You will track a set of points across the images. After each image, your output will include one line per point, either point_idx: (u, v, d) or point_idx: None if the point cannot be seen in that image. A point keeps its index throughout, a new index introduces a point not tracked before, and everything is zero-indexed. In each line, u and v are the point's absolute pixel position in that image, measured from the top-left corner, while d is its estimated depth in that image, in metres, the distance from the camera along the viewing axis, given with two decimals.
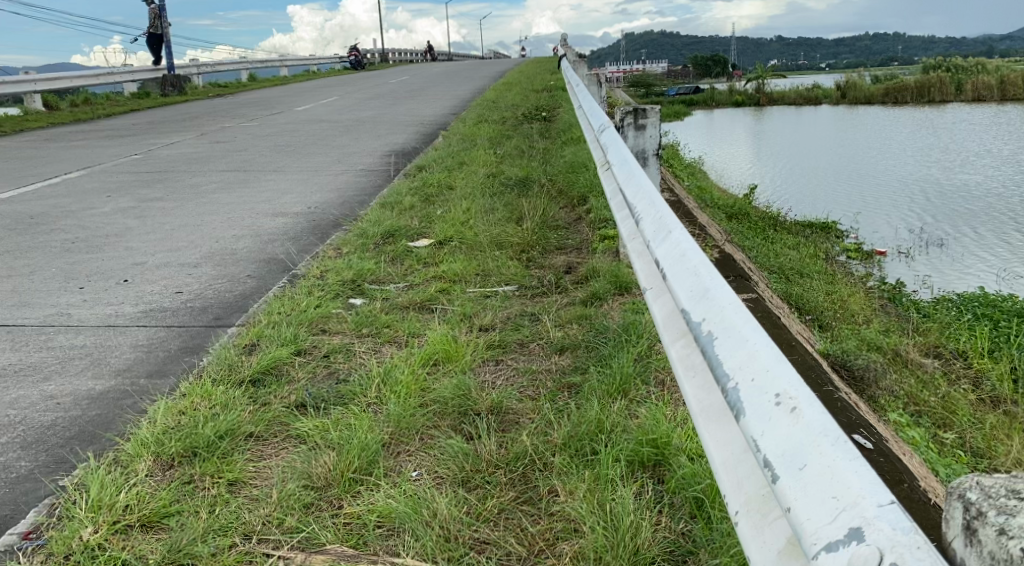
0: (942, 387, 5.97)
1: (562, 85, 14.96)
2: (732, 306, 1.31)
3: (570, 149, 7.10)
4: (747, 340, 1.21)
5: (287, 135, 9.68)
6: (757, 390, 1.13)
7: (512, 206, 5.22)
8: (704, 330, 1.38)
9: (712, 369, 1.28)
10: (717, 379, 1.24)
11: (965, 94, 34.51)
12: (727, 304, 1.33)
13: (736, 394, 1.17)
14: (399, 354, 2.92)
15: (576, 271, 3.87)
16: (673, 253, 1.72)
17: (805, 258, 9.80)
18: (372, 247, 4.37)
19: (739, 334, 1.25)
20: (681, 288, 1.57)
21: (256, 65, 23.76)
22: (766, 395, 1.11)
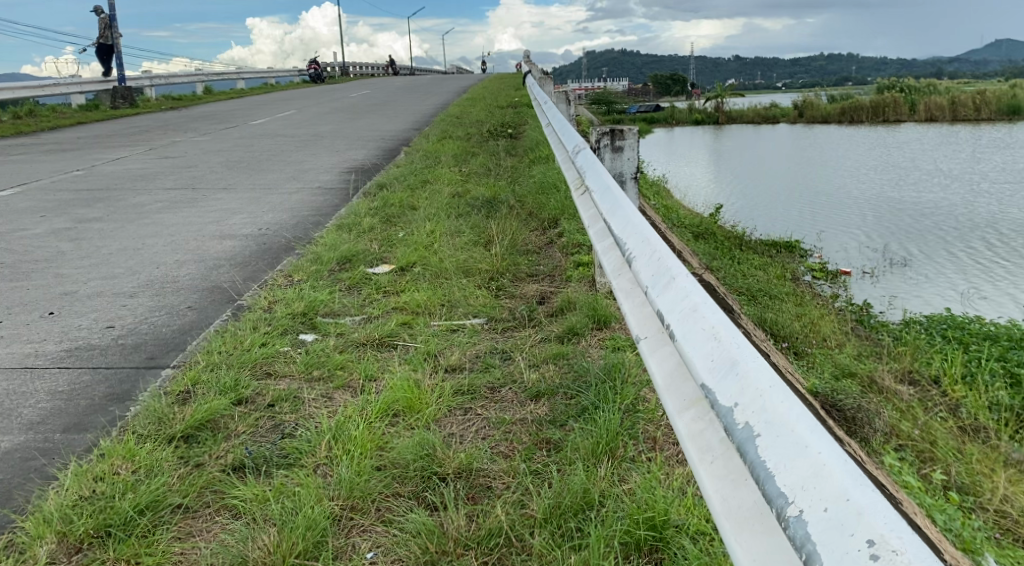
0: (919, 417, 5.80)
1: (527, 102, 14.79)
2: (788, 403, 1.08)
3: (538, 168, 6.86)
4: (817, 459, 0.99)
5: (241, 150, 9.29)
6: (841, 531, 0.91)
7: (478, 228, 4.94)
8: (740, 421, 1.14)
9: (759, 480, 1.05)
10: (773, 499, 1.01)
11: (918, 114, 35.19)
12: (779, 396, 1.10)
13: (802, 528, 0.96)
14: (353, 403, 2.61)
15: (550, 302, 3.60)
16: (680, 304, 1.46)
17: (773, 278, 9.68)
18: (327, 276, 4.05)
19: (798, 441, 1.03)
20: (695, 352, 1.32)
21: (212, 77, 23.22)
22: (852, 538, 0.89)
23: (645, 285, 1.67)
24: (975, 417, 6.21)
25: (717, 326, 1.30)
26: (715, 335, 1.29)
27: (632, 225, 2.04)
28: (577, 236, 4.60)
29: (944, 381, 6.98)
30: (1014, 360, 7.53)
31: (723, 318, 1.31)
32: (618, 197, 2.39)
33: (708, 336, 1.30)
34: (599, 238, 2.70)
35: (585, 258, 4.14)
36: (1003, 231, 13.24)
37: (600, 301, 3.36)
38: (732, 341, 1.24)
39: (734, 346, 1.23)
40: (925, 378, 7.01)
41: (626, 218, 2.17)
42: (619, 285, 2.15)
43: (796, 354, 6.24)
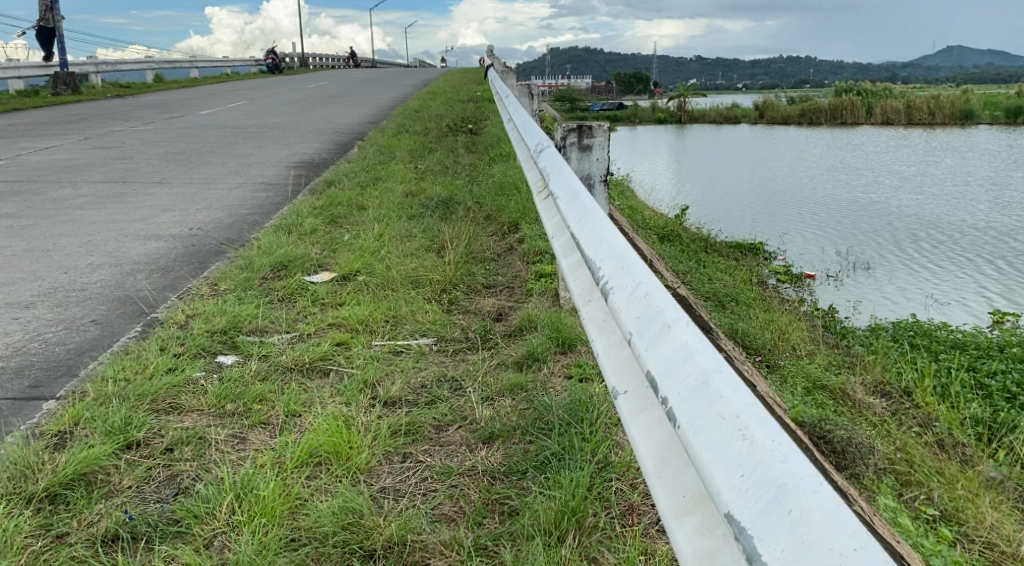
0: (893, 434, 5.50)
1: (488, 97, 14.38)
2: None
3: (499, 167, 6.45)
4: None
5: (184, 141, 8.73)
6: None
7: (431, 232, 4.52)
8: None
9: None
10: None
11: (875, 117, 35.49)
12: None
13: None
14: (270, 446, 2.18)
15: (509, 318, 3.20)
16: (690, 378, 1.07)
17: (739, 283, 9.40)
18: (258, 285, 3.59)
19: None
20: (724, 466, 0.95)
21: (162, 65, 22.34)
22: None
23: (630, 328, 1.27)
24: (949, 431, 5.93)
25: (745, 424, 0.96)
26: (743, 437, 0.95)
27: (605, 236, 1.67)
28: (539, 242, 4.20)
29: (916, 393, 6.70)
30: (985, 370, 7.30)
31: (754, 410, 0.98)
32: (588, 204, 2.01)
33: (731, 437, 0.97)
34: (564, 253, 2.33)
35: (549, 268, 3.75)
36: (964, 233, 13.14)
37: (564, 320, 2.98)
38: (776, 457, 0.92)
39: (780, 466, 0.91)
40: (896, 391, 6.73)
41: (596, 228, 1.80)
42: (589, 312, 1.79)
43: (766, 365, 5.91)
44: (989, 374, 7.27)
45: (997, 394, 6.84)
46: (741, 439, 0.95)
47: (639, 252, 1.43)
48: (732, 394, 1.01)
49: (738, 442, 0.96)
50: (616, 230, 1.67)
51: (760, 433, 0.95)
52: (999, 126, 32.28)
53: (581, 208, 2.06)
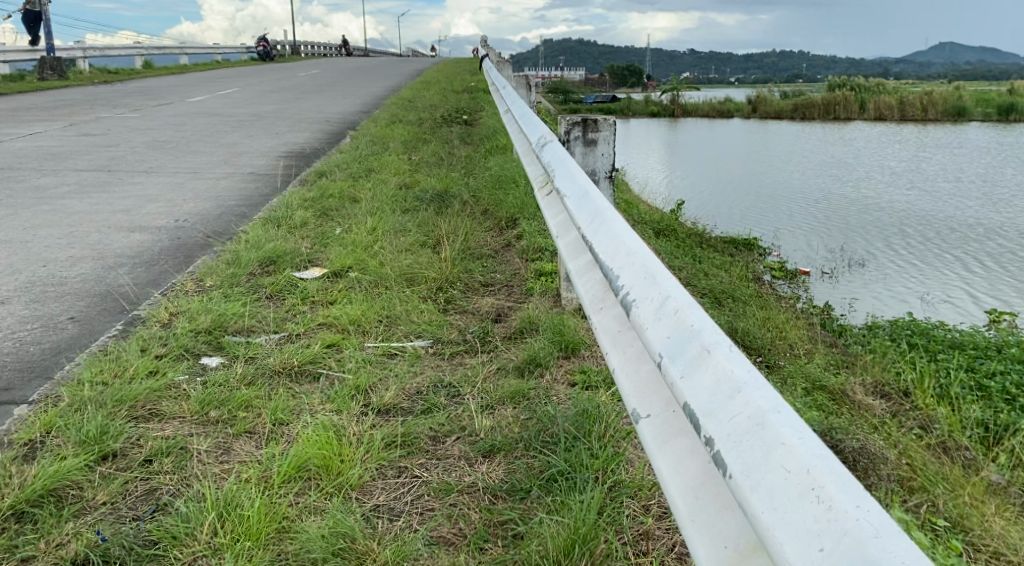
0: (894, 436, 5.39)
1: (483, 87, 14.21)
2: None
3: (494, 159, 6.30)
4: None
5: (172, 129, 8.54)
6: None
7: (426, 227, 4.38)
8: None
9: None
10: None
11: (868, 113, 35.45)
12: None
13: None
14: (255, 459, 2.04)
15: (508, 319, 3.07)
16: (743, 422, 0.94)
17: (735, 279, 9.29)
18: (246, 282, 3.44)
19: None
20: (798, 535, 0.82)
21: (151, 51, 22.03)
22: None
23: (661, 353, 1.13)
24: (950, 433, 5.83)
25: (820, 481, 0.84)
26: (819, 499, 0.83)
27: (622, 240, 1.54)
28: (538, 239, 4.06)
29: (916, 394, 6.60)
30: (984, 370, 7.22)
31: (827, 464, 0.86)
32: (601, 204, 1.87)
33: (802, 496, 0.84)
34: (571, 255, 2.20)
35: (549, 266, 3.62)
36: (960, 230, 13.06)
37: (566, 323, 2.85)
38: (860, 524, 0.80)
39: (869, 539, 0.78)
40: (895, 392, 6.63)
41: (611, 229, 1.67)
42: (601, 321, 1.67)
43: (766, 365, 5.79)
44: (988, 375, 7.18)
45: (996, 395, 6.76)
46: (816, 500, 0.83)
47: (665, 263, 1.30)
48: (797, 443, 0.89)
49: (812, 505, 0.83)
50: (635, 233, 1.55)
51: (840, 496, 0.82)
52: (992, 123, 32.27)
53: (593, 206, 1.92)
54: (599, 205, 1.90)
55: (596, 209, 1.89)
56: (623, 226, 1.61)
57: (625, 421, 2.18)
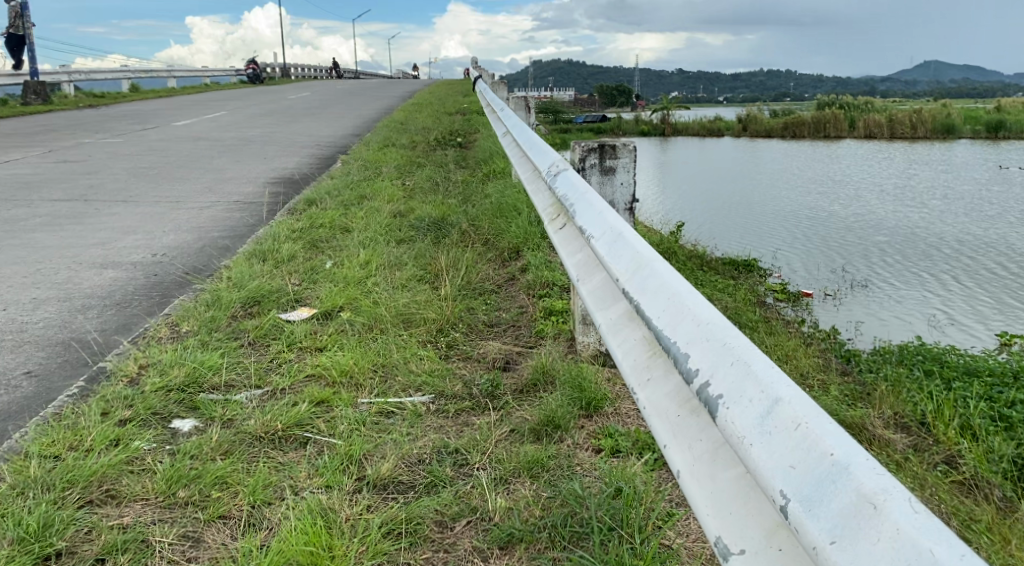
0: (920, 475, 5.04)
1: (476, 109, 13.96)
2: None
3: (492, 185, 6.00)
4: None
5: (156, 155, 8.22)
6: None
7: (423, 259, 4.07)
8: None
9: None
10: None
11: (857, 132, 35.40)
12: None
13: None
14: (228, 555, 1.72)
15: (519, 366, 2.76)
16: None
17: (739, 303, 8.97)
18: (227, 326, 3.11)
19: None
20: None
21: (138, 74, 21.70)
22: None
23: (808, 510, 0.87)
24: (975, 470, 5.50)
25: None
26: None
27: (689, 304, 1.27)
28: (545, 272, 3.76)
29: (937, 428, 6.26)
30: (1002, 400, 6.89)
31: None
32: (643, 251, 1.57)
33: None
34: (597, 304, 1.91)
35: (560, 303, 3.31)
36: (961, 247, 12.83)
37: (586, 372, 2.54)
38: None
39: None
40: (914, 426, 6.29)
41: (663, 285, 1.38)
42: (649, 400, 1.38)
43: None
44: (1007, 405, 6.86)
45: (1018, 425, 6.43)
46: None
47: (776, 363, 1.03)
48: None
49: None
50: (701, 295, 1.28)
51: None
52: (983, 140, 32.25)
53: (632, 249, 1.63)
54: (641, 248, 1.61)
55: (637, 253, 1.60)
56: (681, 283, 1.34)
57: (667, 501, 1.88)
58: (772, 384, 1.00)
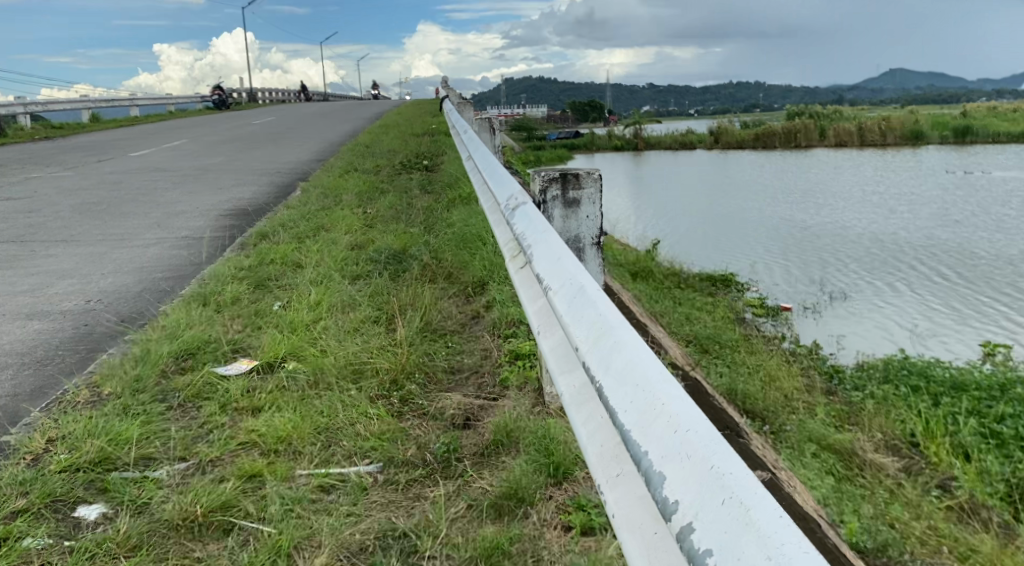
0: (916, 506, 4.76)
1: (444, 130, 13.72)
2: None
3: (457, 212, 5.73)
4: None
5: (107, 188, 7.85)
6: None
7: (380, 297, 3.77)
8: None
9: None
10: None
11: (826, 141, 35.59)
12: None
13: None
14: None
15: (480, 423, 2.47)
16: None
17: (719, 322, 8.72)
18: (155, 386, 2.80)
19: None
20: None
21: (99, 104, 21.19)
22: None
23: None
24: (972, 496, 5.24)
25: None
26: None
27: (667, 405, 1.09)
28: (511, 308, 3.47)
29: (928, 451, 6.00)
30: (991, 415, 6.64)
31: None
32: (604, 309, 1.35)
33: None
34: (553, 359, 1.69)
35: (527, 343, 3.03)
36: (936, 254, 12.71)
37: (554, 429, 2.26)
38: None
39: None
40: (905, 450, 6.02)
41: (633, 367, 1.19)
42: (610, 497, 1.20)
43: (765, 427, 5.13)
44: (997, 421, 6.61)
45: (1009, 443, 6.17)
46: None
47: (788, 524, 0.88)
48: None
49: None
50: (680, 393, 1.10)
51: None
52: (949, 146, 32.59)
53: (591, 303, 1.42)
54: (602, 302, 1.39)
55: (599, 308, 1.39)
56: (656, 370, 1.15)
57: None
58: (782, 550, 0.86)
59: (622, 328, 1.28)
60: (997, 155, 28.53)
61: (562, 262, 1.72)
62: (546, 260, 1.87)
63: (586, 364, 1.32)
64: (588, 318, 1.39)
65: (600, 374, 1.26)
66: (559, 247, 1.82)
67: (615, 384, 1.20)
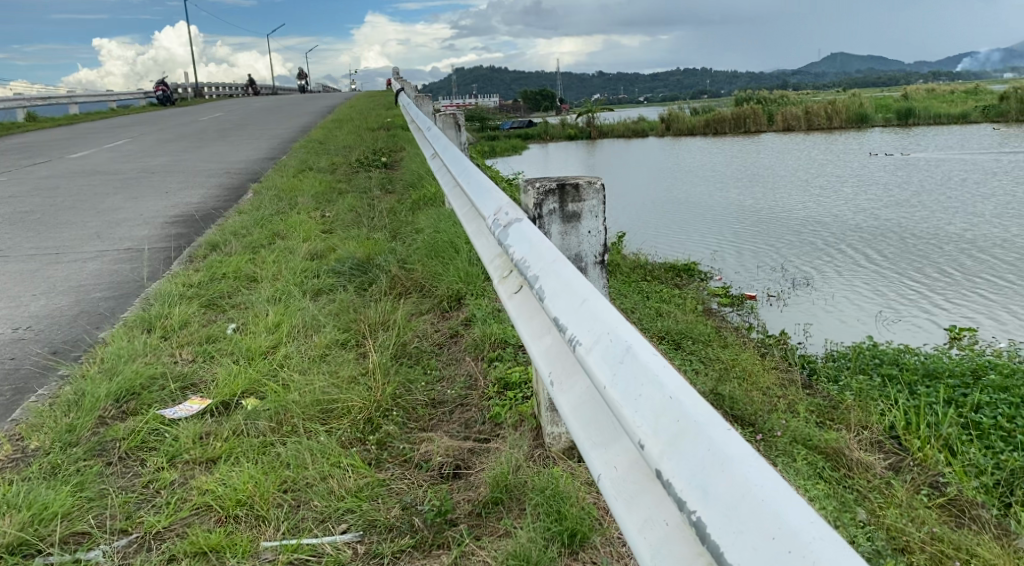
0: (910, 509, 4.51)
1: (399, 123, 13.28)
2: None
3: (421, 215, 5.37)
4: None
5: (41, 195, 7.31)
6: None
7: (345, 316, 3.41)
8: None
9: None
10: None
11: (777, 125, 35.79)
12: None
13: None
14: None
15: (473, 473, 2.16)
16: None
17: (688, 315, 8.46)
18: (91, 435, 2.41)
19: None
20: None
21: (35, 102, 20.22)
22: None
23: None
24: (962, 494, 5.02)
25: None
26: None
27: None
28: (494, 326, 3.16)
29: (912, 446, 5.78)
30: (970, 404, 6.42)
31: None
32: (697, 418, 1.20)
33: None
34: (573, 418, 1.54)
35: (517, 368, 2.71)
36: (897, 235, 12.64)
37: (560, 484, 1.96)
38: None
39: None
40: (889, 445, 5.79)
41: (768, 519, 1.05)
42: None
43: (753, 433, 4.85)
44: (975, 409, 6.39)
45: (991, 433, 5.96)
46: None
47: None
48: None
49: None
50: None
51: None
52: (897, 127, 32.94)
53: (660, 390, 1.26)
54: (677, 394, 1.25)
55: (672, 399, 1.24)
56: (805, 530, 1.02)
57: None
58: None
59: (723, 444, 1.15)
60: (943, 135, 28.85)
61: (585, 307, 1.54)
62: (556, 292, 1.67)
63: (670, 477, 1.18)
64: (658, 412, 1.25)
65: (706, 507, 1.11)
66: (576, 281, 1.63)
67: (738, 532, 1.06)
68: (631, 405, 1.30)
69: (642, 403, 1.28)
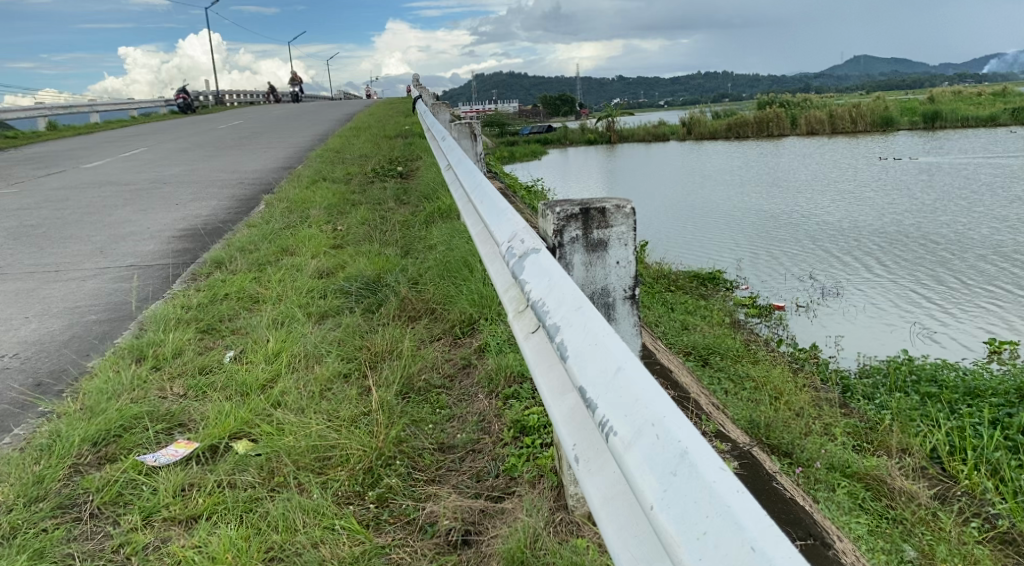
0: (961, 546, 4.13)
1: (417, 130, 13.04)
2: None
3: (435, 229, 5.11)
4: None
5: (51, 207, 7.15)
6: None
7: (350, 344, 3.15)
8: None
9: None
10: None
11: (800, 129, 35.23)
12: None
13: None
14: None
15: (485, 542, 1.92)
16: None
17: (715, 329, 8.10)
18: (61, 488, 2.17)
19: None
20: None
21: (56, 111, 20.26)
22: None
23: None
24: (1016, 527, 4.63)
25: None
26: None
27: None
28: (510, 356, 2.88)
29: (959, 473, 5.37)
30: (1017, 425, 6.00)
31: None
32: None
33: None
34: (607, 521, 1.27)
35: (535, 408, 2.44)
36: (930, 242, 12.17)
37: (588, 561, 1.74)
38: None
39: None
40: (933, 472, 5.38)
41: None
42: None
43: (790, 463, 4.48)
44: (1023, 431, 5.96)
45: None
46: None
47: None
48: None
49: None
50: None
51: None
52: (924, 130, 32.19)
53: (735, 534, 1.02)
54: (759, 543, 1.01)
55: (753, 549, 1.01)
56: None
57: None
58: None
59: None
60: (970, 138, 28.13)
61: (618, 376, 1.26)
62: (578, 347, 1.37)
63: None
64: None
65: None
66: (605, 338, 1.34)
67: None
68: (689, 545, 1.06)
69: (707, 545, 1.04)
